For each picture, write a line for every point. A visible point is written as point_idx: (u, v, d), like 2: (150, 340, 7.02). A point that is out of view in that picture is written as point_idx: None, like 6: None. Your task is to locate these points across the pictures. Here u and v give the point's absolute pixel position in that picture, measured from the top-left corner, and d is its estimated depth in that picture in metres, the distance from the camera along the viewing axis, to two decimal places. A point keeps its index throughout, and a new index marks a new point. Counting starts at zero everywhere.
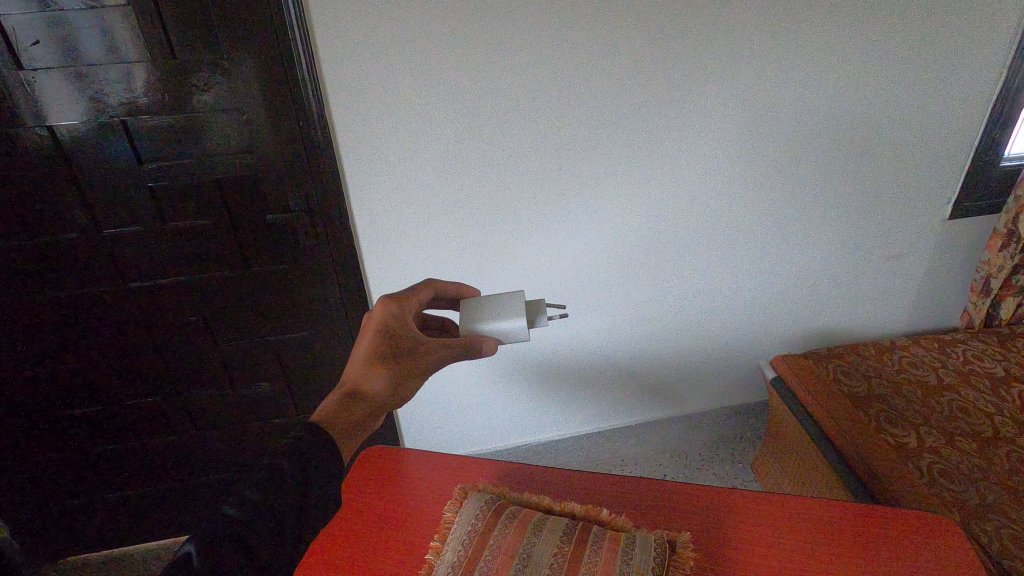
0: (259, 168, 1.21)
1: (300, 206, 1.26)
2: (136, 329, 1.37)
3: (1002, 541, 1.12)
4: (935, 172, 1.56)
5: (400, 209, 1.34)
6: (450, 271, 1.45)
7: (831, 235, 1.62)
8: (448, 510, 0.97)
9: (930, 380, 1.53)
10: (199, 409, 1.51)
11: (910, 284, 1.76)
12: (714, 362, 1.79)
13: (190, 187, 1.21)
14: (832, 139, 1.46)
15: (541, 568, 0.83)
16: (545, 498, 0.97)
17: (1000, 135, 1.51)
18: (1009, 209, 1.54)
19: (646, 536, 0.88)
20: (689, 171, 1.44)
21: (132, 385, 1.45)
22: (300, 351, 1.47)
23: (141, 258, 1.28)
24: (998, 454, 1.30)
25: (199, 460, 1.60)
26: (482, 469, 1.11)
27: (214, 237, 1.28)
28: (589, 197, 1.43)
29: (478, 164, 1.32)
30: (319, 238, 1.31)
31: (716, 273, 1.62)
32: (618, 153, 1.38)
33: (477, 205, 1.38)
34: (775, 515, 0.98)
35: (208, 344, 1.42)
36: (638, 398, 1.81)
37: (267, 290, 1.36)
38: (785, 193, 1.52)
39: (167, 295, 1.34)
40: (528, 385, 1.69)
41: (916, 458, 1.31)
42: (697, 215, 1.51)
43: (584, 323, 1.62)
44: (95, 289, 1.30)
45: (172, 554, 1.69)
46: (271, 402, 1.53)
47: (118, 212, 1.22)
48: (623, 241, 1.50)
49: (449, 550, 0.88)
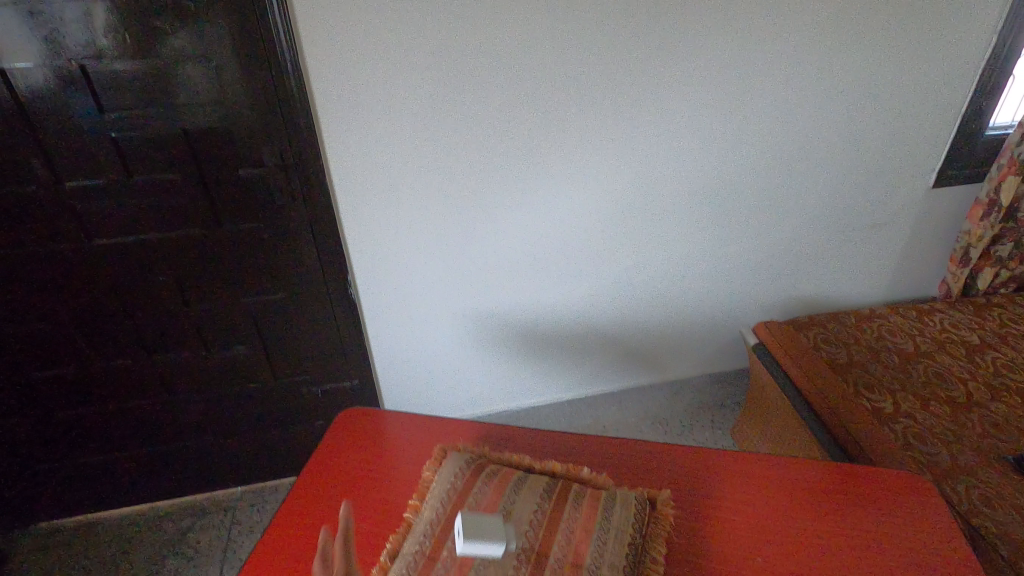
0: (230, 120, 1.15)
1: (274, 161, 1.21)
2: (104, 289, 1.32)
3: (972, 502, 1.14)
4: (921, 140, 1.56)
5: (380, 167, 1.30)
6: (431, 234, 1.42)
7: (816, 202, 1.61)
8: (427, 470, 0.96)
9: (908, 347, 1.54)
10: (173, 372, 1.47)
11: (890, 253, 1.77)
12: (697, 329, 1.80)
13: (156, 139, 1.15)
14: (821, 103, 1.44)
15: (521, 524, 0.82)
16: (525, 457, 0.97)
17: (987, 103, 1.50)
18: (991, 179, 1.55)
19: (627, 493, 0.88)
20: (676, 134, 1.41)
21: (102, 347, 1.40)
22: (277, 314, 1.43)
23: (106, 213, 1.22)
24: (970, 419, 1.33)
25: (174, 424, 1.57)
26: (462, 430, 1.10)
27: (184, 193, 1.22)
28: (574, 158, 1.39)
29: (460, 121, 1.28)
30: (295, 195, 1.27)
31: (701, 238, 1.60)
32: (605, 113, 1.34)
33: (460, 164, 1.34)
34: (754, 474, 0.98)
35: (181, 306, 1.38)
36: (620, 365, 1.81)
37: (241, 249, 1.32)
38: (772, 158, 1.50)
39: (136, 254, 1.28)
40: (510, 350, 1.68)
41: (892, 422, 1.33)
42: (683, 179, 1.48)
43: (567, 289, 1.60)
44: (58, 246, 1.24)
45: (148, 518, 1.66)
46: (247, 365, 1.50)
47: (80, 164, 1.16)
48: (609, 205, 1.48)
49: (428, 508, 0.87)
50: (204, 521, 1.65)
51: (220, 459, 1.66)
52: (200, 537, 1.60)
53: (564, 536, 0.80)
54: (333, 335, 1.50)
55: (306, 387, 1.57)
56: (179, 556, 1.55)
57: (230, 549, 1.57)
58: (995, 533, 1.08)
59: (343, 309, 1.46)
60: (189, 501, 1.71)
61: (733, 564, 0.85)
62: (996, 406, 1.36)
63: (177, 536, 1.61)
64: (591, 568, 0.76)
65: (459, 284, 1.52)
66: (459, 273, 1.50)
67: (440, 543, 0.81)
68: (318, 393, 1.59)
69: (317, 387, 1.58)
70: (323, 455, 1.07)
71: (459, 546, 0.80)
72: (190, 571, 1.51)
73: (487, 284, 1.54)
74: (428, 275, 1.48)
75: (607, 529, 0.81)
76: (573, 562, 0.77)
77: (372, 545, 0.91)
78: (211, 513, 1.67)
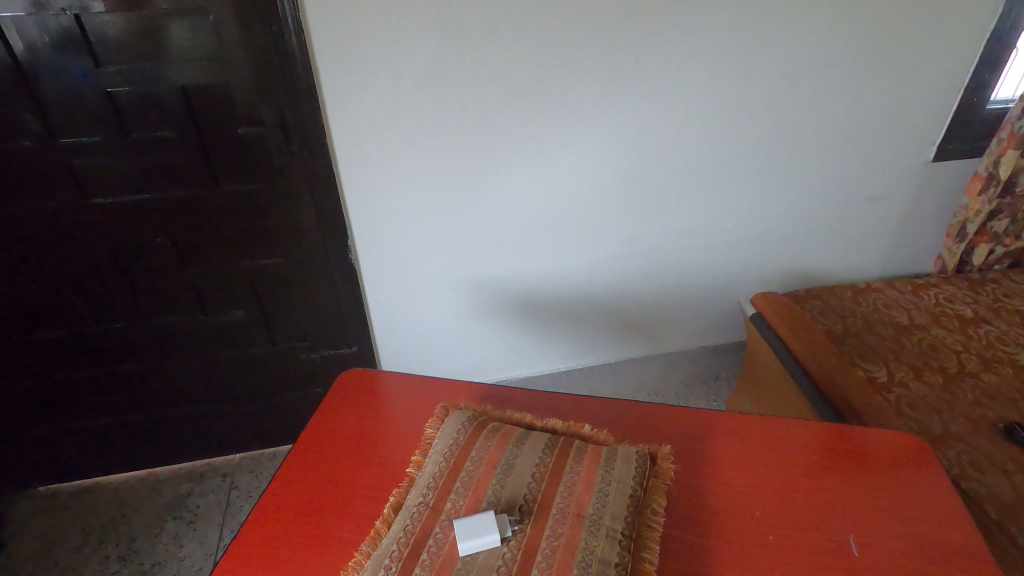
0: (228, 76, 1.13)
1: (273, 120, 1.19)
2: (100, 250, 1.31)
3: (963, 467, 1.16)
4: (924, 113, 1.55)
5: (380, 129, 1.28)
6: (431, 198, 1.41)
7: (816, 174, 1.61)
8: (429, 426, 0.97)
9: (903, 319, 1.56)
10: (171, 335, 1.47)
11: (887, 227, 1.78)
12: (694, 300, 1.80)
13: (153, 94, 1.13)
14: (826, 72, 1.42)
15: (524, 476, 0.83)
16: (527, 415, 0.98)
17: (991, 76, 1.50)
18: (991, 153, 1.54)
19: (628, 448, 0.90)
20: (680, 101, 1.39)
21: (99, 309, 1.39)
22: (276, 278, 1.42)
23: (102, 171, 1.20)
24: (962, 389, 1.34)
25: (172, 389, 1.56)
26: (464, 391, 1.11)
27: (182, 151, 1.20)
28: (577, 124, 1.38)
29: (461, 82, 1.26)
30: (294, 156, 1.25)
31: (701, 209, 1.60)
32: (608, 78, 1.32)
33: (461, 127, 1.32)
34: (750, 433, 1.01)
35: (179, 268, 1.37)
36: (618, 335, 1.82)
37: (240, 211, 1.30)
38: (775, 128, 1.49)
39: (133, 214, 1.27)
40: (509, 319, 1.68)
41: (886, 390, 1.34)
42: (685, 147, 1.47)
43: (567, 257, 1.60)
44: (53, 205, 1.22)
45: (146, 482, 1.67)
46: (246, 330, 1.50)
47: (75, 120, 1.14)
48: (610, 172, 1.47)
49: (431, 462, 0.88)
50: (203, 486, 1.66)
51: (219, 424, 1.66)
52: (199, 502, 1.61)
53: (566, 487, 0.82)
54: (332, 300, 1.49)
55: (305, 353, 1.57)
56: (178, 520, 1.56)
57: (229, 513, 1.58)
58: (983, 495, 1.10)
59: (343, 274, 1.45)
60: (187, 466, 1.71)
61: (730, 517, 0.87)
62: (987, 376, 1.38)
63: (176, 500, 1.61)
64: (594, 517, 0.78)
65: (458, 251, 1.51)
66: (459, 239, 1.49)
67: (444, 494, 0.82)
68: (317, 359, 1.59)
69: (316, 354, 1.58)
70: (325, 415, 1.08)
71: (462, 497, 0.81)
72: (190, 534, 1.52)
73: (486, 251, 1.53)
74: (427, 240, 1.47)
75: (609, 482, 0.83)
76: (576, 512, 0.78)
77: (376, 499, 0.91)
78: (210, 478, 1.68)
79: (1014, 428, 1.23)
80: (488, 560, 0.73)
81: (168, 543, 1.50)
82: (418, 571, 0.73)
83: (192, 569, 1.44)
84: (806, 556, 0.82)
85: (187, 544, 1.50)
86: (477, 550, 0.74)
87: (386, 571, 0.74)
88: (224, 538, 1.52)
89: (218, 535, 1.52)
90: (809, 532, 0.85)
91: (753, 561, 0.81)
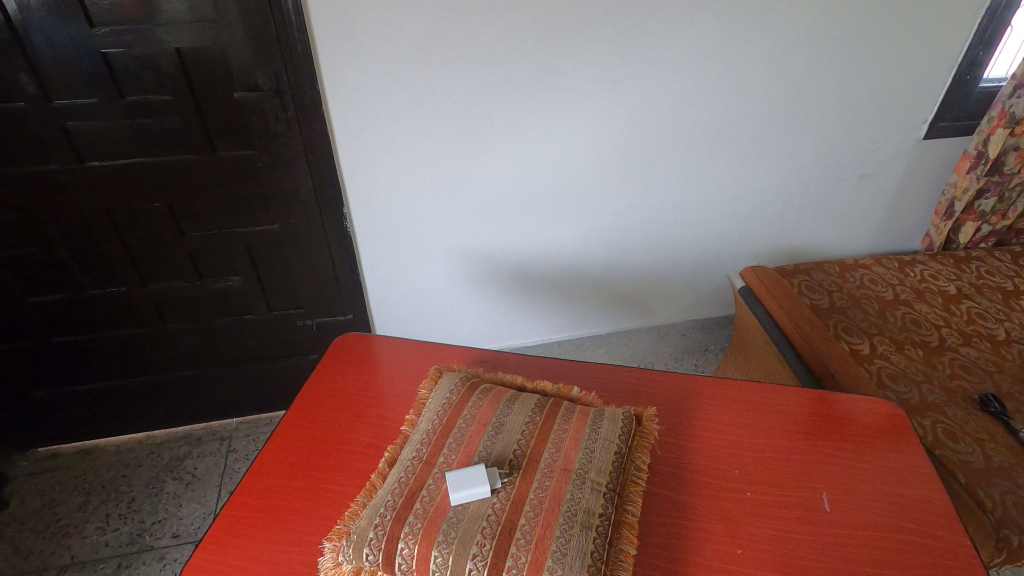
0: (224, 39, 1.12)
1: (269, 85, 1.19)
2: (96, 214, 1.31)
3: (937, 434, 1.20)
4: (917, 90, 1.56)
5: (375, 95, 1.28)
6: (426, 166, 1.41)
7: (808, 150, 1.62)
8: (423, 388, 1.01)
9: (887, 294, 1.59)
10: (168, 300, 1.49)
11: (877, 204, 1.80)
12: (685, 275, 1.83)
13: (148, 56, 1.13)
14: (822, 45, 1.42)
15: (513, 432, 0.87)
16: (517, 378, 1.02)
17: (984, 54, 1.51)
18: (982, 131, 1.55)
19: (614, 409, 0.93)
20: (675, 72, 1.39)
21: (97, 273, 1.41)
22: (272, 245, 1.44)
23: (98, 135, 1.20)
24: (942, 362, 1.39)
25: (170, 354, 1.59)
26: (457, 355, 1.14)
27: (177, 116, 1.21)
28: (572, 93, 1.37)
29: (457, 47, 1.25)
30: (290, 122, 1.25)
31: (693, 182, 1.61)
32: (605, 46, 1.32)
33: (457, 95, 1.32)
34: (732, 398, 1.05)
35: (174, 233, 1.38)
36: (609, 308, 1.85)
37: (235, 177, 1.31)
38: (770, 102, 1.50)
39: (130, 178, 1.28)
40: (501, 289, 1.71)
41: (868, 362, 1.37)
42: (680, 119, 1.48)
43: (561, 228, 1.62)
44: (49, 167, 1.23)
45: (145, 444, 1.71)
46: (242, 296, 1.52)
47: (70, 81, 1.14)
48: (604, 144, 1.48)
49: (425, 420, 0.92)
50: (201, 450, 1.69)
51: (216, 389, 1.69)
52: (196, 464, 1.65)
53: (554, 444, 0.85)
54: (328, 268, 1.51)
55: (301, 320, 1.60)
56: (177, 481, 1.60)
57: (227, 474, 1.62)
58: (955, 461, 1.14)
59: (338, 242, 1.47)
60: (185, 430, 1.75)
61: (710, 476, 0.91)
62: (965, 350, 1.42)
63: (174, 462, 1.65)
64: (581, 472, 0.81)
65: (452, 220, 1.53)
66: (453, 208, 1.50)
67: (437, 449, 0.86)
68: (313, 326, 1.62)
69: (312, 321, 1.61)
70: (319, 378, 1.11)
71: (455, 452, 0.85)
72: (189, 494, 1.56)
73: (480, 221, 1.55)
74: (422, 208, 1.48)
75: (595, 439, 0.87)
76: (563, 466, 0.82)
77: (371, 455, 0.95)
78: (207, 441, 1.71)
79: (988, 399, 1.27)
80: (478, 509, 0.77)
81: (168, 503, 1.54)
82: (411, 519, 0.76)
83: (191, 527, 1.48)
84: (780, 511, 0.86)
85: (186, 504, 1.54)
86: (468, 500, 0.78)
87: (380, 519, 0.77)
88: (222, 498, 1.56)
89: (216, 496, 1.56)
90: (783, 489, 0.89)
91: (728, 515, 0.85)
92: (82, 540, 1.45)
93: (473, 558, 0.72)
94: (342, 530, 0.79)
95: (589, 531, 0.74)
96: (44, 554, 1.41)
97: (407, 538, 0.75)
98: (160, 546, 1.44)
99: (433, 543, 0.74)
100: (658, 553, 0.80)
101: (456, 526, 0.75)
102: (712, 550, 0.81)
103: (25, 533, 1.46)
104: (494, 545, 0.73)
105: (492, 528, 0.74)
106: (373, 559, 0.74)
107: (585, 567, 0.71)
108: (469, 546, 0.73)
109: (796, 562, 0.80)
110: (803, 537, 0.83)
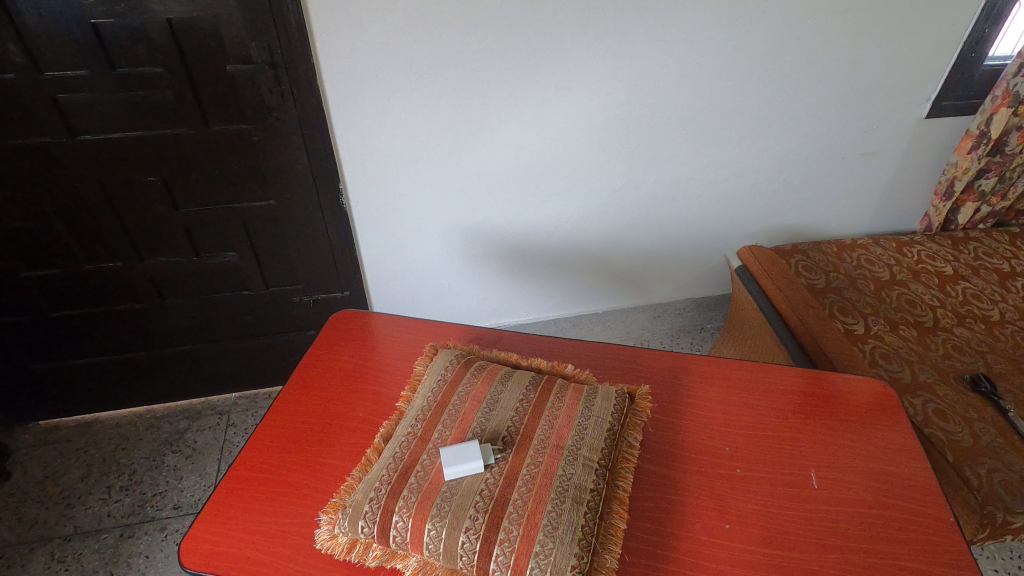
0: (214, 9, 1.10)
1: (262, 57, 1.17)
2: (90, 187, 1.30)
3: (927, 414, 1.21)
4: (922, 67, 1.54)
5: (368, 68, 1.25)
6: (423, 141, 1.40)
7: (809, 129, 1.61)
8: (419, 364, 1.02)
9: (884, 275, 1.59)
10: (164, 275, 1.49)
11: (877, 184, 1.79)
12: (682, 254, 1.84)
13: (138, 27, 1.10)
14: (827, 20, 1.40)
15: (507, 410, 0.88)
16: (512, 355, 1.03)
17: (991, 31, 1.48)
18: (985, 110, 1.53)
19: (608, 387, 0.94)
20: (675, 46, 1.36)
21: (92, 248, 1.41)
22: (267, 220, 1.43)
23: (90, 108, 1.19)
24: (935, 343, 1.39)
25: (168, 329, 1.60)
26: (453, 333, 1.15)
27: (170, 88, 1.19)
28: (572, 67, 1.35)
29: (452, 21, 1.23)
30: (284, 95, 1.23)
31: (692, 158, 1.60)
32: (604, 20, 1.29)
33: (455, 68, 1.29)
34: (724, 376, 1.06)
35: (169, 207, 1.37)
36: (606, 287, 1.86)
37: (229, 150, 1.30)
38: (772, 77, 1.47)
39: (124, 152, 1.26)
40: (499, 268, 1.71)
41: (862, 343, 1.38)
42: (682, 95, 1.46)
43: (559, 206, 1.61)
44: (41, 141, 1.21)
45: (145, 418, 1.72)
46: (239, 272, 1.52)
47: (59, 52, 1.11)
48: (602, 121, 1.46)
49: (421, 396, 0.93)
50: (200, 424, 1.71)
51: (215, 365, 1.70)
52: (196, 438, 1.67)
53: (548, 421, 0.87)
54: (323, 244, 1.51)
55: (298, 297, 1.61)
56: (177, 454, 1.62)
57: (226, 448, 1.64)
58: (944, 440, 1.15)
59: (334, 218, 1.47)
60: (184, 404, 1.76)
61: (703, 453, 0.92)
62: (959, 331, 1.43)
63: (174, 436, 1.67)
64: (572, 448, 0.82)
65: (449, 195, 1.52)
66: (451, 184, 1.50)
67: (432, 425, 0.87)
68: (310, 302, 1.62)
69: (310, 297, 1.61)
70: (314, 354, 1.11)
71: (449, 428, 0.86)
72: (189, 466, 1.59)
73: (477, 197, 1.54)
74: (418, 186, 1.48)
75: (589, 416, 0.88)
76: (556, 443, 0.83)
77: (366, 430, 0.96)
78: (207, 416, 1.73)
79: (979, 378, 1.28)
80: (472, 484, 0.78)
81: (168, 475, 1.56)
82: (405, 493, 0.78)
83: (192, 499, 1.51)
84: (768, 487, 0.87)
85: (186, 476, 1.56)
86: (462, 475, 0.79)
87: (374, 493, 0.79)
88: (222, 470, 1.59)
89: (216, 468, 1.59)
90: (772, 466, 0.91)
91: (717, 491, 0.87)
92: (84, 510, 1.47)
93: (466, 532, 0.74)
94: (338, 503, 0.81)
95: (580, 506, 0.76)
96: (47, 524, 1.44)
97: (401, 512, 0.76)
98: (161, 517, 1.47)
99: (428, 517, 0.75)
100: (647, 527, 0.82)
101: (450, 500, 0.76)
102: (701, 525, 0.82)
103: (28, 503, 1.49)
104: (487, 519, 0.74)
105: (484, 503, 0.76)
106: (369, 531, 0.76)
107: (575, 541, 0.72)
108: (462, 520, 0.74)
109: (782, 537, 0.81)
110: (790, 513, 0.84)
